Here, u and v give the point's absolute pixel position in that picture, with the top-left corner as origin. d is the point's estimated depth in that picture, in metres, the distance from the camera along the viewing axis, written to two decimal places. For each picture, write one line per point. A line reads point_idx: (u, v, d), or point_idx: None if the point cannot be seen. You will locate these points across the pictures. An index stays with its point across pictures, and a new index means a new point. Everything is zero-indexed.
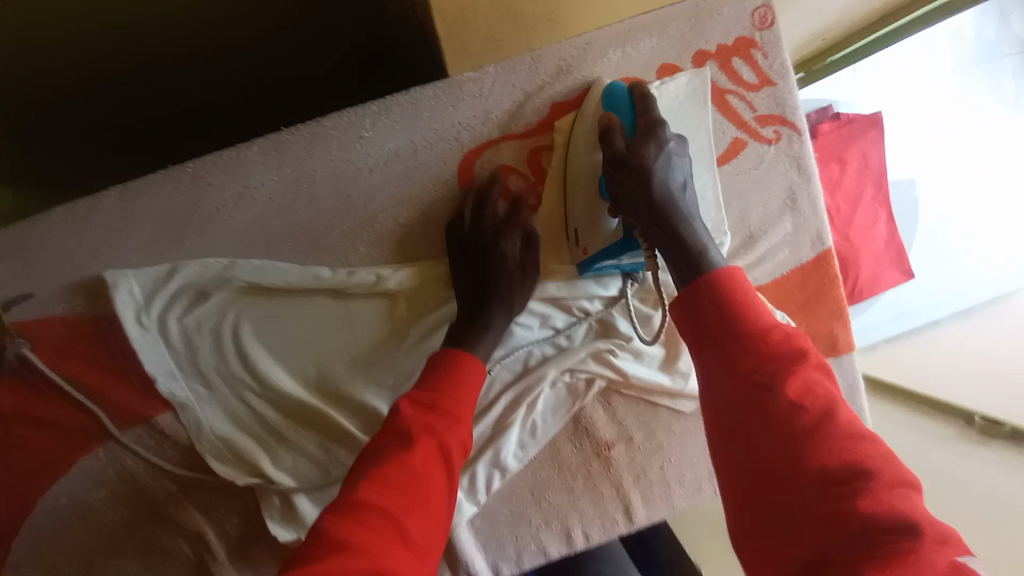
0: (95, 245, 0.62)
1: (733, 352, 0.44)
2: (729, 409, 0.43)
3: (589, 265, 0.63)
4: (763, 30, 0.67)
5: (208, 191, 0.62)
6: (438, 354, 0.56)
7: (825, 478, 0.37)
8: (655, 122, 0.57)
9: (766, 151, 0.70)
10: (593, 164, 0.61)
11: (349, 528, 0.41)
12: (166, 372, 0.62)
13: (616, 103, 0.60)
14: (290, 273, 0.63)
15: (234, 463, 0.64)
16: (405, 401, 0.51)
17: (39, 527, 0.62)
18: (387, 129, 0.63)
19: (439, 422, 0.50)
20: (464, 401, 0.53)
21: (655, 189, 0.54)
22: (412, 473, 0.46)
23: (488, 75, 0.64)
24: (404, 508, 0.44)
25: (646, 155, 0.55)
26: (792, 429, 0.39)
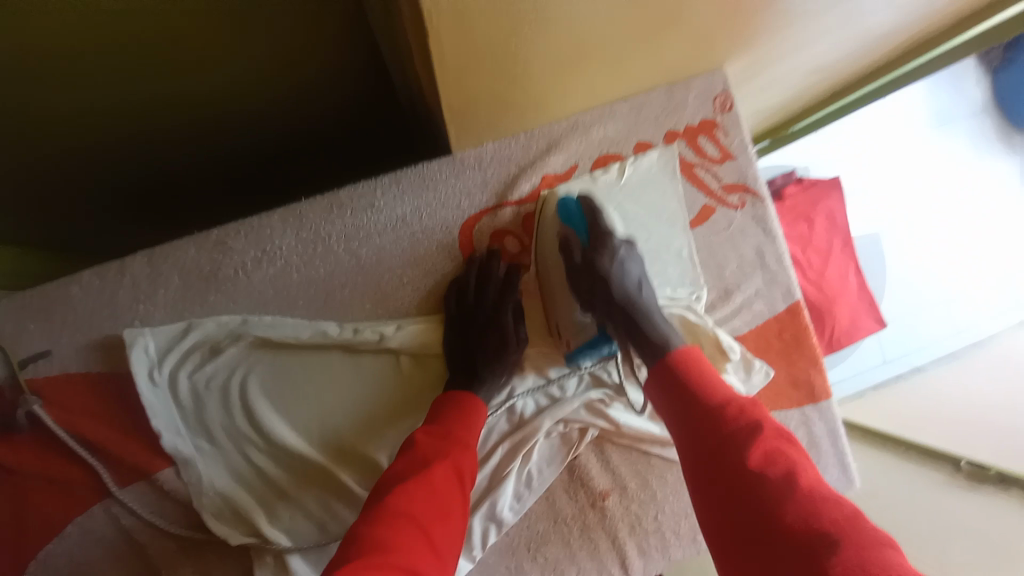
0: (115, 305, 0.66)
1: (703, 433, 0.51)
2: (713, 491, 0.48)
3: (575, 356, 0.68)
4: (723, 113, 0.77)
5: (229, 254, 0.67)
6: (447, 397, 0.63)
7: (801, 537, 0.40)
8: (606, 231, 0.64)
9: (734, 215, 0.78)
10: (557, 269, 0.67)
11: (382, 537, 0.46)
12: (172, 428, 0.64)
13: (569, 216, 0.66)
14: (301, 329, 0.67)
15: (232, 520, 0.64)
16: (421, 432, 0.59)
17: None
18: (396, 199, 0.70)
19: (451, 450, 0.57)
20: (470, 431, 0.60)
21: (615, 295, 0.62)
22: (433, 491, 0.52)
23: (487, 150, 0.72)
24: (430, 521, 0.50)
25: (602, 264, 0.63)
26: (762, 500, 0.44)
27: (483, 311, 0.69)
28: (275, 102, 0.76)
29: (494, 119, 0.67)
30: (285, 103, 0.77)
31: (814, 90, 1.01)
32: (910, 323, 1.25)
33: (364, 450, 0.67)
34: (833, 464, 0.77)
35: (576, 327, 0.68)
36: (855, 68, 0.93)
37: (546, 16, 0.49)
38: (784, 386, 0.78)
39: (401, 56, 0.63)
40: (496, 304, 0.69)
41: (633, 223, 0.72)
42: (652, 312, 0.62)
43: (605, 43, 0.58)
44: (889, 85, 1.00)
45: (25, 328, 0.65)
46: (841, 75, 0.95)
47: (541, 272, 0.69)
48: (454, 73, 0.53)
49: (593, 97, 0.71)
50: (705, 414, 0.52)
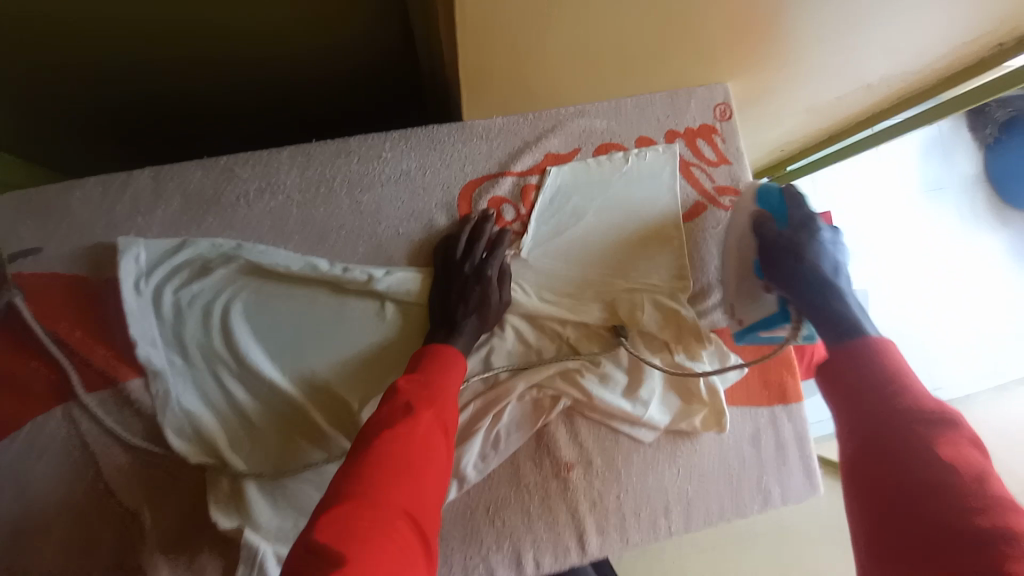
0: (115, 215, 0.67)
1: (863, 391, 0.54)
2: (859, 445, 0.52)
3: (744, 332, 0.74)
4: (723, 121, 0.81)
5: (235, 181, 0.69)
6: (425, 349, 0.62)
7: (943, 500, 0.45)
8: (807, 217, 0.70)
9: (724, 216, 0.80)
10: (744, 250, 0.72)
11: (362, 484, 0.45)
12: (148, 339, 0.64)
13: (768, 201, 0.72)
14: (292, 260, 0.67)
15: (193, 442, 0.64)
16: (399, 383, 0.57)
17: None
18: (404, 153, 0.73)
19: (431, 398, 0.56)
20: (449, 379, 0.60)
21: (810, 269, 0.66)
22: (412, 437, 0.51)
23: (495, 121, 0.76)
24: (413, 467, 0.48)
25: (802, 243, 0.68)
26: (909, 463, 0.48)
27: (469, 262, 0.69)
28: (302, 49, 0.80)
29: (506, 91, 0.71)
30: (312, 51, 0.81)
31: (810, 133, 1.10)
32: None
33: (335, 389, 0.67)
34: (797, 468, 0.77)
35: (753, 302, 0.72)
36: (852, 112, 1.00)
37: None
38: (758, 386, 0.78)
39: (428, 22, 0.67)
40: (481, 262, 0.69)
41: (626, 204, 0.76)
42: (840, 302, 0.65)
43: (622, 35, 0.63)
44: (875, 138, 1.06)
45: (23, 222, 0.66)
46: (842, 115, 1.01)
47: (723, 252, 0.75)
48: (471, 28, 0.57)
49: (601, 87, 0.75)
50: (861, 375, 0.55)
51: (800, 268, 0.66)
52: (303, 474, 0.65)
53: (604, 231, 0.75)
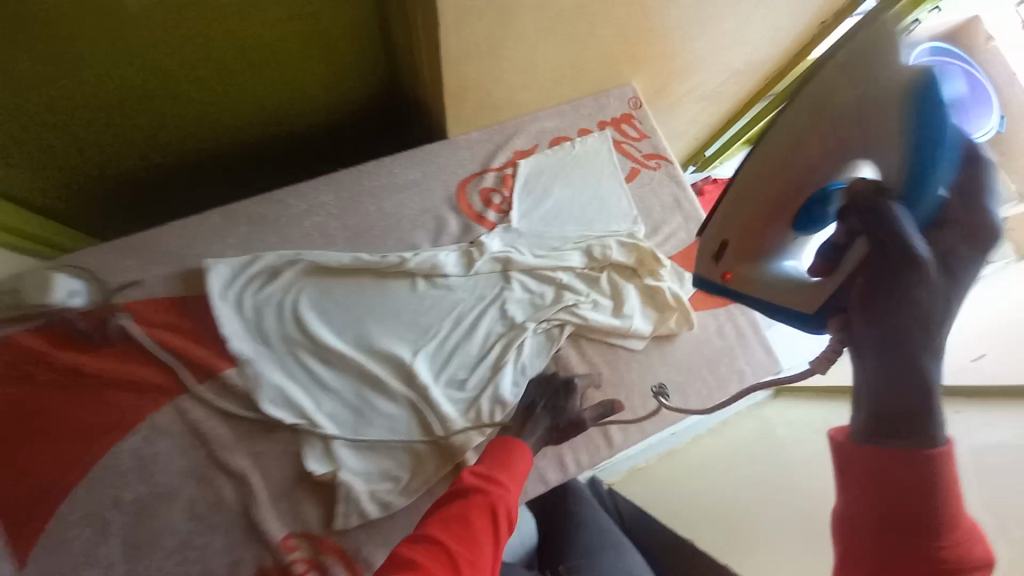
0: (194, 246, 0.85)
1: (885, 484, 0.43)
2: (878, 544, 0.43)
3: (716, 292, 0.66)
4: (637, 109, 1.08)
5: (285, 207, 0.89)
6: (496, 441, 0.71)
7: None
8: (978, 220, 0.45)
9: (654, 175, 1.05)
10: (787, 191, 0.56)
11: (418, 562, 0.56)
12: (238, 334, 0.80)
13: (923, 169, 0.47)
14: (341, 256, 0.86)
15: (285, 409, 0.78)
16: (468, 472, 0.66)
17: (111, 469, 0.74)
18: (408, 166, 0.95)
19: (496, 484, 0.65)
20: (517, 471, 0.68)
21: (942, 313, 0.43)
22: (466, 522, 0.60)
23: (471, 135, 1.00)
24: (461, 558, 0.57)
25: (943, 266, 0.44)
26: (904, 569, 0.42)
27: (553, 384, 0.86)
28: None
29: (477, 107, 0.96)
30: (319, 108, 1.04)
31: (712, 123, 1.38)
32: None
33: (390, 349, 0.84)
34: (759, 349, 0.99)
35: (750, 267, 0.63)
36: (739, 95, 1.28)
37: (508, 31, 0.82)
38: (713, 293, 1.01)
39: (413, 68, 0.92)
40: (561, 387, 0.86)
41: (582, 178, 1.00)
42: (933, 360, 0.43)
43: (549, 54, 0.90)
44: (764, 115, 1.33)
45: (118, 262, 0.83)
46: (734, 101, 1.30)
47: (763, 183, 0.57)
48: (452, 58, 0.82)
49: (543, 95, 1.01)
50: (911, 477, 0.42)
51: (904, 304, 0.44)
52: (377, 420, 0.80)
53: (570, 199, 0.99)
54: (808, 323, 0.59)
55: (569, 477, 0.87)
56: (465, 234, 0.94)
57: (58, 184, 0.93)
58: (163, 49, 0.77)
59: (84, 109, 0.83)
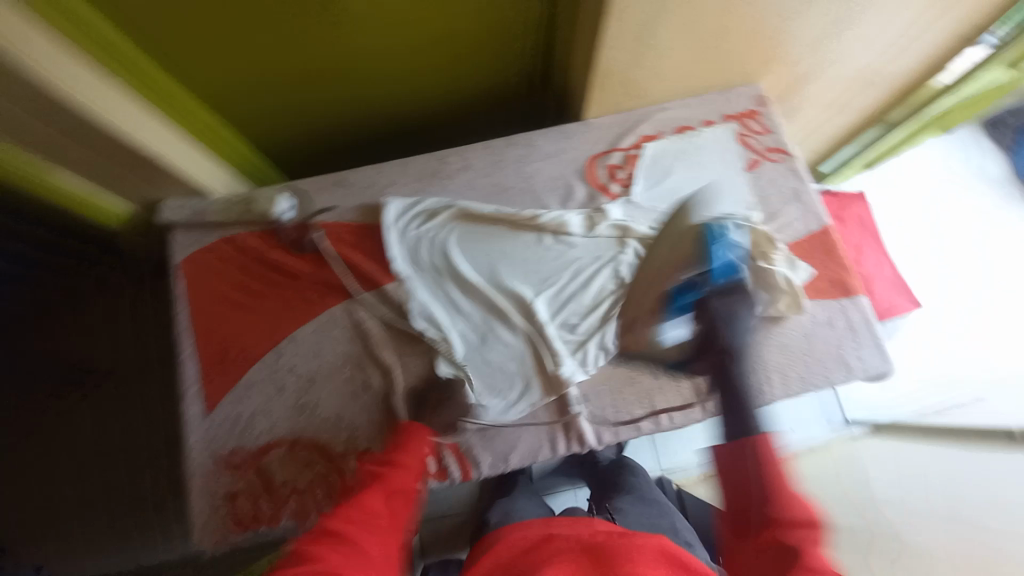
0: (371, 186, 1.04)
1: (737, 476, 0.66)
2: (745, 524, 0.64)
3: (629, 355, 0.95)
4: (762, 106, 1.13)
5: (444, 163, 1.07)
6: (398, 433, 0.85)
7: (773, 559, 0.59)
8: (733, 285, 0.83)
9: (774, 167, 1.10)
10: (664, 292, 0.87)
11: (313, 536, 0.63)
12: (399, 258, 0.99)
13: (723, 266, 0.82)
14: (485, 207, 1.02)
15: (428, 322, 0.95)
16: (364, 463, 0.79)
17: (296, 347, 0.94)
18: (545, 139, 1.09)
19: (392, 469, 0.76)
20: (406, 455, 0.80)
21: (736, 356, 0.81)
22: (359, 501, 0.69)
23: (604, 118, 1.11)
24: (360, 528, 0.66)
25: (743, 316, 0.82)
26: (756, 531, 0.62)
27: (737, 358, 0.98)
28: None
29: (614, 95, 1.07)
30: None
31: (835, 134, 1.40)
32: (943, 312, 1.42)
33: (516, 288, 0.98)
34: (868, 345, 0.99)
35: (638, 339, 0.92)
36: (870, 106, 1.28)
37: (662, 17, 0.89)
38: (825, 284, 1.03)
39: (563, 57, 1.05)
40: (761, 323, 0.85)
41: (703, 164, 1.08)
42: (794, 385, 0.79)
43: (691, 39, 0.97)
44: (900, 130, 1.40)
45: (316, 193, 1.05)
46: (863, 114, 1.30)
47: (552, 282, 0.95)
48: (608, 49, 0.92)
49: (674, 86, 1.10)
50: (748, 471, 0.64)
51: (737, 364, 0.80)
52: (499, 344, 0.95)
53: (690, 181, 1.07)
54: (673, 364, 0.92)
55: (662, 428, 0.95)
56: (590, 202, 1.05)
57: (269, 152, 1.15)
58: (376, 47, 0.94)
59: (302, 93, 1.00)
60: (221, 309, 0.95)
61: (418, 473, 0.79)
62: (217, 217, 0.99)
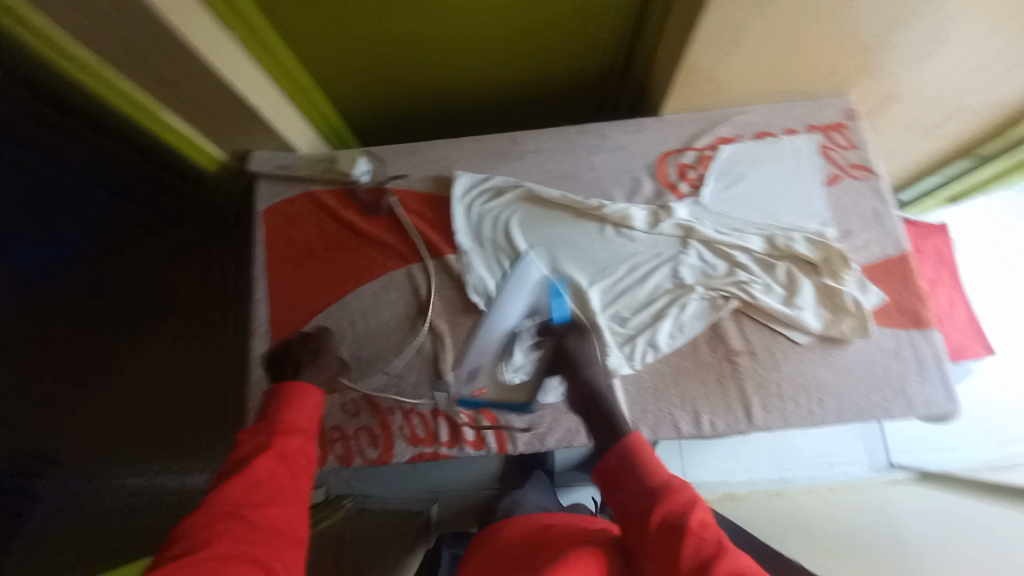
0: (443, 160, 1.07)
1: (624, 479, 0.72)
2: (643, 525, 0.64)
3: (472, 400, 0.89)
4: (851, 120, 1.08)
5: (516, 145, 1.08)
6: (275, 394, 0.79)
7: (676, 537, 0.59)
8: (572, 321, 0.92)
9: (855, 185, 1.05)
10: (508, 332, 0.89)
11: (192, 527, 0.57)
12: (462, 231, 1.01)
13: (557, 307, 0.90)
14: (553, 191, 1.03)
15: (482, 296, 0.97)
16: (245, 433, 0.73)
17: (357, 303, 0.99)
18: (618, 131, 1.08)
19: (284, 433, 0.72)
20: (299, 416, 0.76)
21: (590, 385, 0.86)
22: (254, 476, 0.64)
23: (681, 116, 1.09)
24: (249, 508, 0.60)
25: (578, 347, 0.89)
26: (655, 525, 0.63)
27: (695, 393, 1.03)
28: None
29: (696, 94, 1.05)
30: None
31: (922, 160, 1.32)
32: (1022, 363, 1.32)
33: (573, 275, 0.99)
34: (934, 382, 0.95)
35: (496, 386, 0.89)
36: (968, 132, 1.20)
37: (761, 15, 0.86)
38: (894, 311, 0.99)
39: (649, 49, 1.03)
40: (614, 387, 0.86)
41: (779, 172, 1.05)
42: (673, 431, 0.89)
43: (787, 42, 0.93)
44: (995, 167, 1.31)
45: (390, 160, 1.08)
46: (959, 139, 1.23)
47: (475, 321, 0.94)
48: (701, 45, 0.90)
49: (759, 90, 1.06)
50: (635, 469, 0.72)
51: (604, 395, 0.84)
52: None
53: (762, 190, 1.04)
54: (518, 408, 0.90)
55: (701, 434, 0.94)
56: (656, 198, 1.04)
57: (349, 117, 1.20)
58: (467, 26, 0.96)
59: (390, 66, 1.04)
60: (294, 258, 1.01)
61: (314, 429, 0.77)
62: (301, 170, 1.04)
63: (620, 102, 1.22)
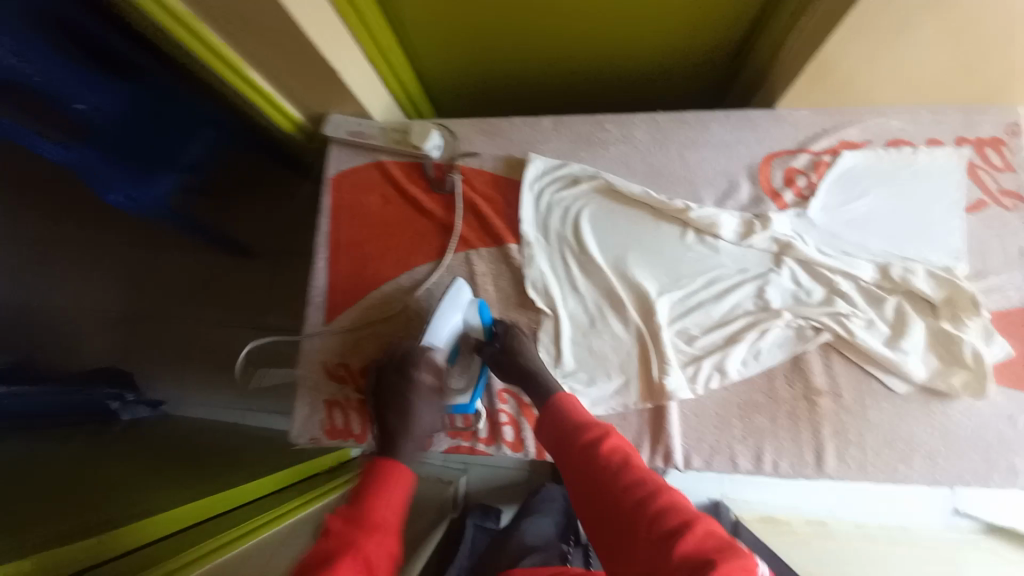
0: (517, 139, 0.99)
1: (558, 440, 0.64)
2: (588, 485, 0.57)
3: None
4: (1014, 136, 0.89)
5: (601, 130, 0.97)
6: (366, 472, 0.62)
7: (630, 494, 0.53)
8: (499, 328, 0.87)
9: (1003, 216, 0.87)
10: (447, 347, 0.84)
11: None
12: (528, 220, 0.95)
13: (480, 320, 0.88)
14: (634, 186, 0.93)
15: (540, 294, 0.92)
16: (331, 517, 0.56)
17: (412, 282, 0.96)
18: (720, 122, 0.94)
19: (370, 525, 0.54)
20: (387, 510, 0.57)
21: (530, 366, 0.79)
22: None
23: (800, 111, 0.93)
24: None
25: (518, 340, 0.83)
26: (603, 484, 0.56)
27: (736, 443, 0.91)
28: None
29: (825, 88, 0.89)
30: None
31: None
32: None
33: (641, 283, 0.91)
34: None
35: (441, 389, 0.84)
36: None
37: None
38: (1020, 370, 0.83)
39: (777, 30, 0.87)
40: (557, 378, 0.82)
41: (910, 190, 0.89)
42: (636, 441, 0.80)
43: (963, 34, 0.76)
44: None
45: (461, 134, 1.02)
46: None
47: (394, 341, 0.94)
48: (850, 31, 0.75)
49: (905, 88, 0.88)
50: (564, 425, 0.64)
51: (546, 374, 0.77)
52: (607, 333, 0.90)
53: (883, 209, 0.89)
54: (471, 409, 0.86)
55: (759, 473, 0.86)
56: (752, 206, 0.92)
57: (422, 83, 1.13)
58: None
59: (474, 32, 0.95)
60: (355, 227, 1.00)
61: (402, 525, 0.58)
62: (371, 139, 1.00)
63: (724, 87, 1.07)
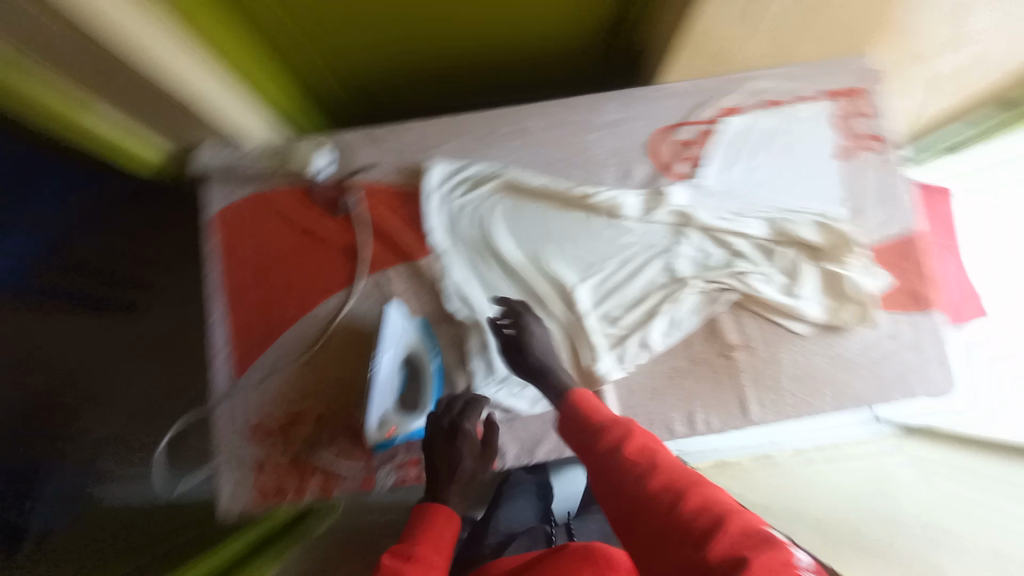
0: (412, 148, 0.96)
1: (582, 440, 0.62)
2: (611, 483, 0.54)
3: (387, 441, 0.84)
4: (866, 84, 0.97)
5: (495, 127, 0.96)
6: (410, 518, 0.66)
7: (659, 491, 0.50)
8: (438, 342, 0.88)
9: (866, 158, 0.96)
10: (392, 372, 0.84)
11: None
12: (437, 230, 0.93)
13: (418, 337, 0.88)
14: (536, 180, 0.93)
15: (461, 303, 0.90)
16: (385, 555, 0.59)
17: (325, 314, 0.91)
18: (608, 104, 0.96)
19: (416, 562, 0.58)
20: (434, 552, 0.60)
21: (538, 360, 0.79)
22: None
23: (679, 85, 0.96)
24: None
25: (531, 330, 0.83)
26: (626, 483, 0.52)
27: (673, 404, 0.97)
28: None
29: (696, 59, 0.92)
30: None
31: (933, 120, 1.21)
32: None
33: (559, 274, 0.91)
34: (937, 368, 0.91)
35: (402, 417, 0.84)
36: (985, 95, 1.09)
37: None
38: (900, 294, 0.93)
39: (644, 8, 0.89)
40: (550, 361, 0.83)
41: (785, 147, 0.95)
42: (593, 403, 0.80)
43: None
44: None
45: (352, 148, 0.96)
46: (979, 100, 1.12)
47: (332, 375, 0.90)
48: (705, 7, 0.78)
49: (767, 52, 0.94)
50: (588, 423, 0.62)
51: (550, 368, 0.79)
52: None
53: (765, 168, 0.95)
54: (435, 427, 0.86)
55: (694, 432, 0.91)
56: (650, 182, 0.94)
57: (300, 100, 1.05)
58: None
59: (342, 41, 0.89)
60: (253, 265, 0.92)
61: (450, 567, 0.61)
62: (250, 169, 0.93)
63: (609, 67, 1.08)
